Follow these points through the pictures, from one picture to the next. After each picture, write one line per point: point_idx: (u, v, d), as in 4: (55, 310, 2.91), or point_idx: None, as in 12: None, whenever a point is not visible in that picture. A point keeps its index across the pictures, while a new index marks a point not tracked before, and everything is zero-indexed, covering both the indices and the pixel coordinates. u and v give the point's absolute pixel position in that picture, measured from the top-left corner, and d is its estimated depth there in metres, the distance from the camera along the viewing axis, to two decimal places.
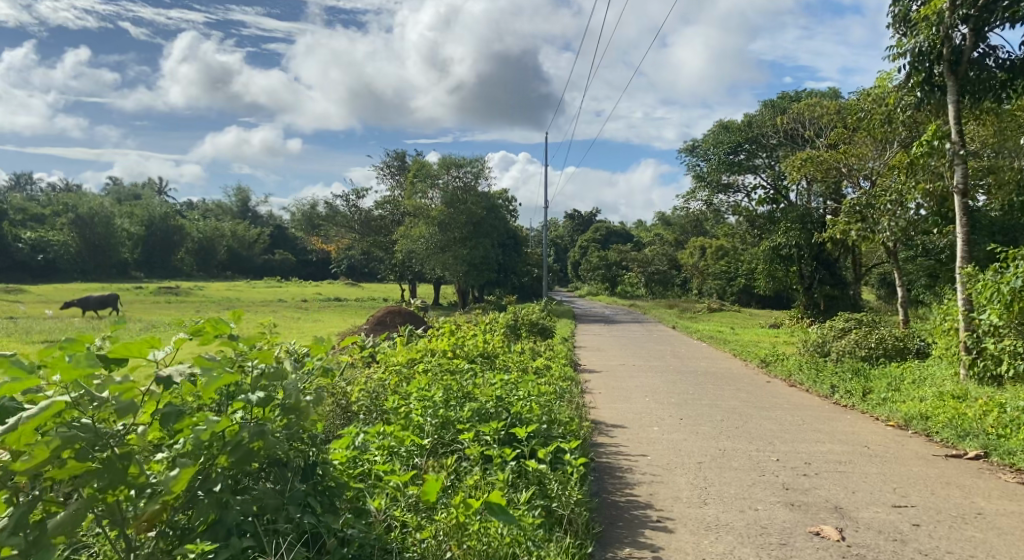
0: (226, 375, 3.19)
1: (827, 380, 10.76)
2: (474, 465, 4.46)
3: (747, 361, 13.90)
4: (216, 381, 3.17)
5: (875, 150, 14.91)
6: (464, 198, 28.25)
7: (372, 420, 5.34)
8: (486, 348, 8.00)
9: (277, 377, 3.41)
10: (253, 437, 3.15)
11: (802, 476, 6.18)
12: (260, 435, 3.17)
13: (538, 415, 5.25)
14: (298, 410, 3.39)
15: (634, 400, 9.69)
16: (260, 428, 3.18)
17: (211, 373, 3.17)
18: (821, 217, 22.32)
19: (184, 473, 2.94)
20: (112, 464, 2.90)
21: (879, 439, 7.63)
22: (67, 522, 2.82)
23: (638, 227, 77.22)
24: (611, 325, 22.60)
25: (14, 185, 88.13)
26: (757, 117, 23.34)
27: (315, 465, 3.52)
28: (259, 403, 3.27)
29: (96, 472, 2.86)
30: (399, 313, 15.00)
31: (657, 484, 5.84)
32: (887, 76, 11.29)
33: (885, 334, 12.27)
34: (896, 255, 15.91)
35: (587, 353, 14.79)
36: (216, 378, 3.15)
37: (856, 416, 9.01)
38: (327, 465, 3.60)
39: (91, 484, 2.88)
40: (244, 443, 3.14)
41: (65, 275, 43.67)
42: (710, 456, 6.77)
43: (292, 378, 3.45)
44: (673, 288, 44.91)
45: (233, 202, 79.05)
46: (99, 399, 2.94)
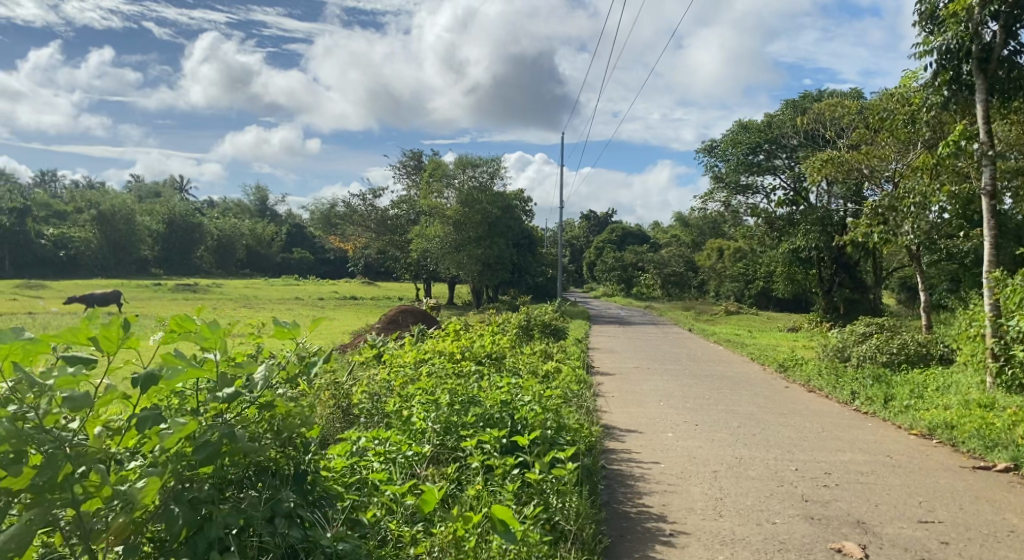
0: (188, 371, 2.88)
1: (847, 387, 10.47)
2: (476, 475, 4.28)
3: (765, 365, 13.62)
4: (178, 378, 2.87)
5: (897, 152, 14.61)
6: (479, 197, 28.11)
7: (373, 424, 5.15)
8: (494, 348, 7.75)
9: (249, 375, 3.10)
10: (221, 440, 2.87)
11: (822, 487, 5.93)
12: (230, 436, 2.91)
13: (541, 420, 5.02)
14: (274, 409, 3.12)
15: (648, 404, 9.46)
16: (231, 430, 2.90)
17: (174, 369, 2.87)
18: (841, 220, 21.93)
19: (153, 481, 2.72)
20: (64, 469, 2.63)
21: (902, 449, 7.35)
22: (16, 535, 2.53)
23: (655, 228, 76.81)
24: (626, 327, 22.37)
25: (39, 182, 89.18)
26: (777, 117, 23.03)
27: (301, 473, 3.30)
28: (227, 399, 2.96)
29: (42, 474, 2.59)
30: (412, 312, 14.86)
31: (671, 494, 5.61)
32: (912, 75, 10.96)
33: (908, 339, 11.95)
34: (918, 258, 15.57)
35: (601, 356, 14.57)
36: (178, 373, 2.85)
37: (876, 424, 8.72)
38: (317, 473, 3.39)
39: (37, 488, 2.61)
40: (213, 446, 2.87)
41: (85, 271, 44.00)
42: (726, 464, 6.51)
43: (264, 375, 3.16)
44: (690, 290, 44.57)
45: (251, 200, 79.53)
46: (41, 392, 2.69)
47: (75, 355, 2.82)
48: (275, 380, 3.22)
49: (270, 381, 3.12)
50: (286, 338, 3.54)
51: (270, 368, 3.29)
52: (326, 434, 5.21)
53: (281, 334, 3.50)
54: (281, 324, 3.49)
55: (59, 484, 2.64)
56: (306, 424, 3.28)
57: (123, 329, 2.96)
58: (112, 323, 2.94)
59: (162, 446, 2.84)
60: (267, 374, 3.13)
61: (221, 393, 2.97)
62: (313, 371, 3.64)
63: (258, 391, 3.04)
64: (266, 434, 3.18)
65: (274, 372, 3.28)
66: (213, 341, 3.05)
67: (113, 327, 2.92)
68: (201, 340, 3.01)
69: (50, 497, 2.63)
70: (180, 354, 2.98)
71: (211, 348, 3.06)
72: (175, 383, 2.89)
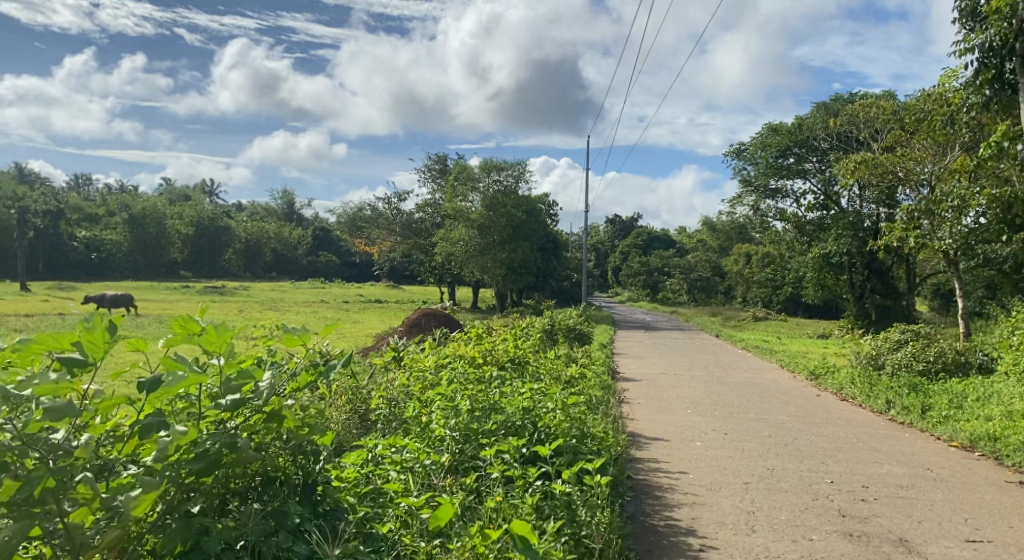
0: (187, 379, 2.67)
1: (882, 396, 10.12)
2: (496, 485, 4.08)
3: (795, 372, 13.29)
4: (176, 385, 2.67)
5: (934, 154, 14.17)
6: (504, 201, 27.95)
7: (391, 431, 4.96)
8: (517, 352, 7.55)
9: (253, 381, 2.89)
10: (221, 449, 2.70)
11: (859, 502, 5.65)
12: (230, 446, 2.72)
13: (564, 428, 4.79)
14: (279, 418, 2.93)
15: (676, 412, 9.23)
16: (233, 440, 2.72)
17: (174, 375, 2.66)
18: (873, 224, 21.55)
19: (149, 492, 2.56)
20: (46, 482, 2.48)
21: (942, 461, 7.04)
22: None
23: (682, 233, 76.06)
24: (652, 333, 22.08)
25: (73, 186, 90.77)
26: (808, 119, 22.59)
27: (310, 484, 3.10)
28: (229, 407, 2.77)
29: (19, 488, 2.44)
30: (435, 315, 14.73)
31: (700, 507, 5.37)
32: (951, 73, 10.59)
33: (946, 347, 11.57)
34: (956, 263, 15.14)
35: (627, 362, 14.25)
36: (178, 380, 2.64)
37: (914, 435, 8.38)
38: (326, 484, 3.18)
39: (18, 503, 2.48)
40: (211, 455, 2.69)
41: (116, 273, 44.54)
42: (757, 476, 6.25)
43: (269, 383, 2.93)
44: (716, 296, 43.94)
45: (279, 203, 80.18)
46: (19, 401, 2.55)
47: (65, 360, 2.68)
48: (281, 387, 3.01)
49: (276, 387, 2.94)
50: (295, 344, 3.34)
51: (278, 374, 3.07)
52: (342, 439, 5.05)
53: (289, 340, 3.28)
54: (289, 330, 3.27)
55: (40, 499, 2.49)
56: (314, 434, 3.08)
57: (113, 332, 2.80)
58: (101, 325, 2.78)
59: (161, 455, 2.66)
60: (276, 379, 2.94)
61: (223, 402, 2.77)
62: (325, 375, 3.44)
63: (259, 400, 2.85)
64: (271, 441, 2.99)
65: (281, 380, 3.07)
66: (217, 345, 2.85)
67: (101, 330, 2.76)
68: (205, 344, 2.82)
69: (29, 510, 2.49)
70: (181, 359, 2.79)
71: (216, 352, 2.86)
72: (175, 391, 2.69)
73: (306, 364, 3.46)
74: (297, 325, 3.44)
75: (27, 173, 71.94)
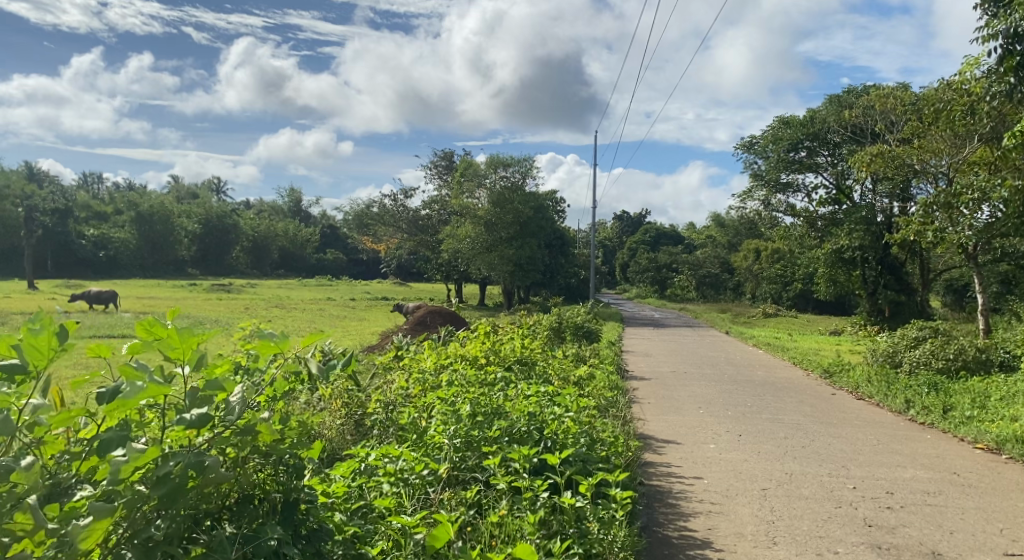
0: (149, 388, 2.39)
1: (901, 395, 9.77)
2: (499, 499, 3.79)
3: (808, 370, 12.95)
4: (136, 396, 2.39)
5: (952, 146, 13.81)
6: (511, 197, 27.66)
7: (387, 439, 4.67)
8: (524, 352, 7.23)
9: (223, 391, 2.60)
10: (183, 473, 2.42)
11: (885, 509, 5.34)
12: (198, 465, 2.44)
13: (574, 435, 4.49)
14: (253, 433, 2.61)
15: (686, 412, 8.90)
16: (199, 460, 2.45)
17: (134, 385, 2.38)
18: (887, 219, 21.27)
19: (100, 518, 2.28)
20: None
21: (968, 464, 6.72)
22: None
23: (692, 229, 75.42)
24: (661, 329, 21.76)
25: (82, 184, 90.84)
26: (820, 112, 22.19)
27: (291, 502, 2.80)
28: (194, 423, 2.47)
29: None
30: (440, 313, 14.44)
31: (716, 516, 5.07)
32: (973, 61, 10.23)
33: (965, 344, 11.19)
34: (974, 258, 14.72)
35: (637, 360, 13.92)
36: (137, 391, 2.37)
37: (935, 436, 8.05)
38: (311, 502, 2.88)
39: None
40: (173, 481, 2.41)
41: (125, 271, 44.55)
42: (775, 481, 5.94)
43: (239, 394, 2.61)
44: (725, 292, 43.58)
45: (286, 201, 80.09)
46: None
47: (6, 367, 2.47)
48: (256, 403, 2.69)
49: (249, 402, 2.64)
50: (273, 353, 3.01)
51: (252, 387, 2.75)
52: (333, 447, 4.82)
53: (264, 347, 2.96)
54: (265, 337, 2.97)
55: None
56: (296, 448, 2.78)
57: (59, 340, 2.61)
58: (45, 330, 2.59)
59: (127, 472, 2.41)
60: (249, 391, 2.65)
61: (188, 416, 2.47)
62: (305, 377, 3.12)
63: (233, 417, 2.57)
64: (249, 457, 2.70)
65: (254, 393, 2.75)
66: (182, 352, 2.58)
67: (44, 336, 2.57)
68: (167, 350, 2.55)
69: None
70: (144, 368, 2.50)
71: (180, 361, 2.58)
72: (135, 404, 2.40)
73: (287, 370, 3.16)
74: (278, 332, 3.16)
75: (35, 172, 71.95)
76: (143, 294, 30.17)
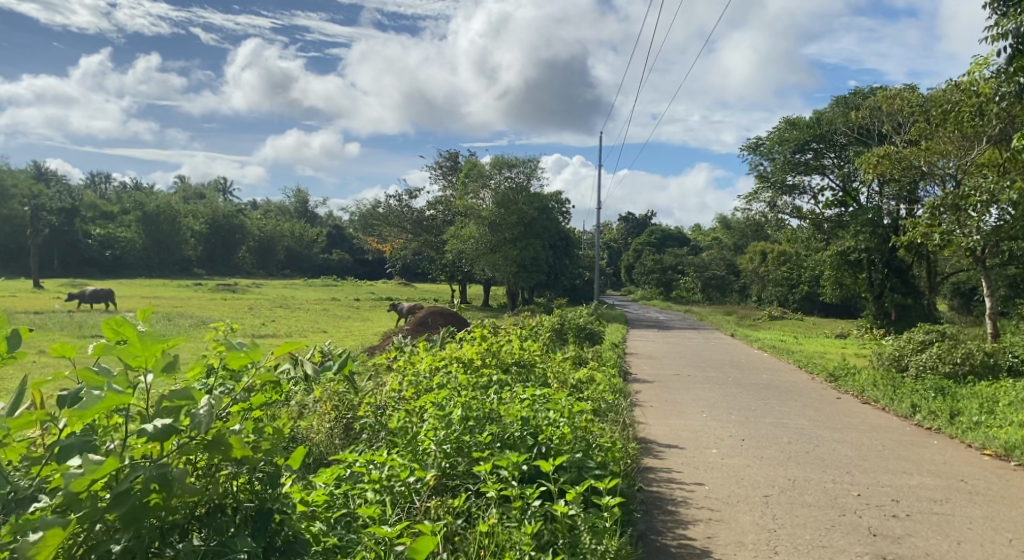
0: (106, 398, 2.37)
1: (907, 400, 9.61)
2: (489, 508, 3.72)
3: (813, 374, 12.79)
4: (94, 406, 2.38)
5: (960, 148, 13.66)
6: (515, 198, 27.57)
7: (376, 443, 4.63)
8: (523, 354, 7.11)
9: (189, 402, 2.55)
10: (144, 486, 2.40)
11: (890, 518, 5.21)
12: (160, 477, 2.42)
13: (569, 442, 4.39)
14: (222, 446, 2.55)
15: (688, 416, 8.77)
16: (162, 472, 2.43)
17: (93, 395, 2.36)
18: (894, 221, 21.11)
19: (51, 533, 2.30)
20: None
21: (975, 472, 6.57)
22: None
23: (699, 230, 75.11)
24: (666, 331, 21.62)
25: (90, 184, 91.10)
26: (827, 113, 22.00)
27: (265, 513, 2.72)
28: (157, 435, 2.44)
29: None
30: (442, 314, 14.34)
31: (716, 524, 4.94)
32: (982, 61, 10.07)
33: (973, 347, 11.01)
34: (983, 261, 14.53)
35: (640, 362, 13.78)
36: (95, 400, 2.34)
37: (943, 442, 7.90)
38: (287, 515, 2.80)
39: None
40: (132, 497, 2.39)
41: (132, 270, 44.68)
42: (777, 488, 5.81)
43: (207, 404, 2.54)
44: (731, 294, 43.39)
45: (292, 202, 80.15)
46: None
47: None
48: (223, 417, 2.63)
49: (216, 414, 2.55)
50: (243, 363, 2.97)
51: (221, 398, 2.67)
52: (318, 451, 4.80)
53: (234, 357, 2.93)
54: (236, 347, 2.94)
55: None
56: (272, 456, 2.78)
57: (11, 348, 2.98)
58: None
59: (86, 483, 2.40)
60: (217, 402, 2.58)
61: (149, 429, 2.42)
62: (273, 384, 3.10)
63: (201, 428, 2.51)
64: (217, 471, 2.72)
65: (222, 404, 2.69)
66: (144, 359, 2.54)
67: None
68: (129, 357, 2.51)
69: None
70: (106, 373, 2.52)
71: (141, 368, 2.54)
72: (93, 412, 2.39)
73: (263, 378, 3.11)
74: (250, 340, 3.11)
75: (44, 171, 72.10)
76: (148, 293, 30.19)
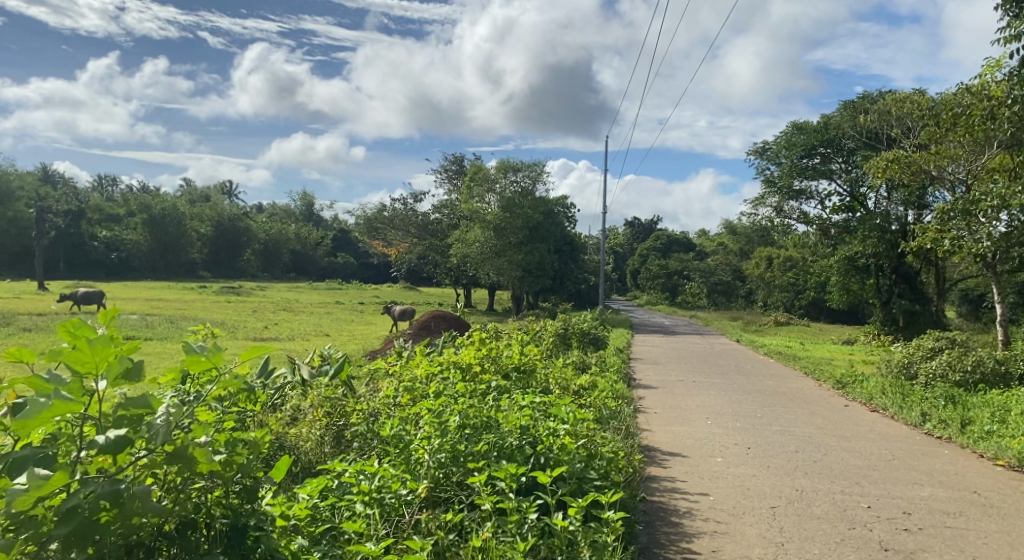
0: (52, 406, 2.60)
1: (916, 408, 9.43)
2: (485, 522, 3.59)
3: (820, 381, 12.58)
4: (42, 413, 2.61)
5: (971, 153, 13.45)
6: (521, 202, 27.40)
7: (368, 452, 4.49)
8: (525, 360, 6.93)
9: (145, 410, 2.73)
10: (94, 505, 2.56)
11: (901, 531, 5.03)
12: (113, 494, 2.58)
13: (569, 452, 4.22)
14: (185, 460, 2.72)
15: (694, 423, 8.60)
16: (115, 488, 2.59)
17: (39, 402, 2.60)
18: (903, 226, 20.90)
19: None
20: None
21: (989, 483, 6.39)
22: None
23: (705, 236, 74.76)
24: (672, 337, 21.44)
25: (97, 187, 91.28)
26: (835, 117, 21.83)
27: (239, 528, 2.87)
28: (109, 448, 2.61)
29: None
30: (444, 318, 14.19)
31: (722, 537, 4.77)
32: (994, 63, 9.90)
33: (984, 355, 10.81)
34: (994, 266, 14.29)
35: (644, 368, 13.59)
36: (41, 407, 2.60)
37: (954, 452, 7.71)
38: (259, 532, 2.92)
39: None
40: (81, 515, 2.54)
41: (137, 273, 44.66)
42: (785, 499, 5.63)
43: (161, 416, 2.74)
44: (736, 300, 43.15)
45: (298, 205, 80.09)
46: None
47: None
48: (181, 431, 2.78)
49: (173, 426, 2.73)
50: (203, 368, 3.09)
51: (180, 409, 2.86)
52: (305, 458, 4.65)
53: (194, 362, 3.05)
54: (195, 352, 3.06)
55: None
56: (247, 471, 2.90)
57: None
58: None
59: (40, 498, 2.59)
60: (173, 414, 2.77)
61: (101, 442, 2.61)
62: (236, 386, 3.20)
63: (158, 439, 2.69)
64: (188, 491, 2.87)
65: (180, 415, 2.84)
66: (92, 365, 2.73)
67: None
68: (76, 363, 2.70)
69: None
70: (55, 378, 2.75)
71: (89, 374, 2.74)
72: (41, 421, 2.62)
73: (228, 383, 3.22)
74: (213, 344, 3.21)
75: (51, 173, 72.18)
76: (151, 296, 30.14)
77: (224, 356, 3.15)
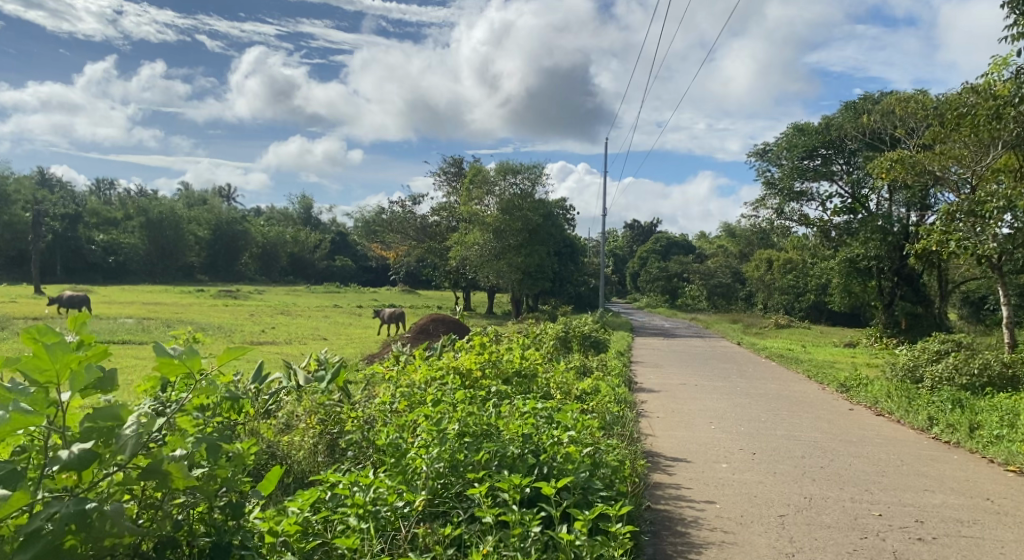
0: (12, 418, 2.61)
1: (923, 412, 9.26)
2: (486, 535, 3.43)
3: (823, 384, 12.39)
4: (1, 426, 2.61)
5: (975, 153, 13.25)
6: (520, 204, 27.21)
7: (362, 463, 4.36)
8: (527, 365, 6.76)
9: (113, 419, 2.72)
10: (58, 528, 2.55)
11: (916, 541, 4.86)
12: (76, 515, 2.57)
13: (575, 462, 4.06)
14: (161, 474, 2.76)
15: (697, 427, 8.44)
16: (81, 508, 2.59)
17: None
18: (904, 228, 20.76)
19: None
20: None
21: (1001, 490, 6.22)
22: None
23: (704, 238, 74.53)
24: (672, 339, 21.26)
25: (96, 191, 91.05)
26: (836, 118, 21.68)
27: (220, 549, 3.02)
28: (73, 464, 2.63)
29: None
30: (442, 321, 14.00)
31: (731, 548, 4.60)
32: (1001, 62, 9.74)
33: (990, 358, 10.64)
34: (999, 268, 14.10)
35: (645, 371, 13.43)
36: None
37: (963, 457, 7.55)
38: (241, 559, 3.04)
39: None
40: (45, 538, 2.54)
41: (135, 276, 44.41)
42: (794, 507, 5.46)
43: (130, 429, 2.76)
44: (737, 302, 42.96)
45: (297, 209, 79.85)
46: None
47: None
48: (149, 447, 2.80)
49: (143, 439, 2.77)
50: (176, 373, 3.09)
51: (149, 423, 2.87)
52: (298, 468, 4.55)
53: (166, 367, 3.06)
54: (165, 357, 3.06)
55: None
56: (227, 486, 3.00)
57: None
58: None
59: (4, 519, 2.60)
60: (144, 426, 2.80)
61: (62, 459, 2.62)
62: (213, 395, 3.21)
63: (128, 453, 2.73)
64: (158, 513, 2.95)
65: (148, 427, 2.85)
66: (53, 373, 2.72)
67: None
68: (34, 371, 2.69)
69: None
70: (16, 387, 2.75)
71: (48, 382, 2.73)
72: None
73: (204, 389, 3.21)
74: (189, 347, 3.21)
75: (49, 178, 72.00)
76: (149, 299, 29.92)
77: (201, 361, 3.14)
